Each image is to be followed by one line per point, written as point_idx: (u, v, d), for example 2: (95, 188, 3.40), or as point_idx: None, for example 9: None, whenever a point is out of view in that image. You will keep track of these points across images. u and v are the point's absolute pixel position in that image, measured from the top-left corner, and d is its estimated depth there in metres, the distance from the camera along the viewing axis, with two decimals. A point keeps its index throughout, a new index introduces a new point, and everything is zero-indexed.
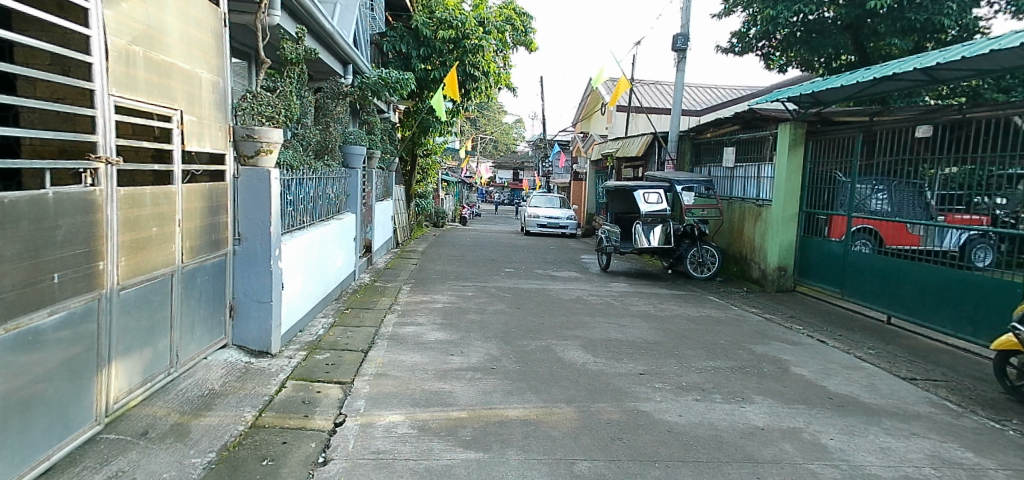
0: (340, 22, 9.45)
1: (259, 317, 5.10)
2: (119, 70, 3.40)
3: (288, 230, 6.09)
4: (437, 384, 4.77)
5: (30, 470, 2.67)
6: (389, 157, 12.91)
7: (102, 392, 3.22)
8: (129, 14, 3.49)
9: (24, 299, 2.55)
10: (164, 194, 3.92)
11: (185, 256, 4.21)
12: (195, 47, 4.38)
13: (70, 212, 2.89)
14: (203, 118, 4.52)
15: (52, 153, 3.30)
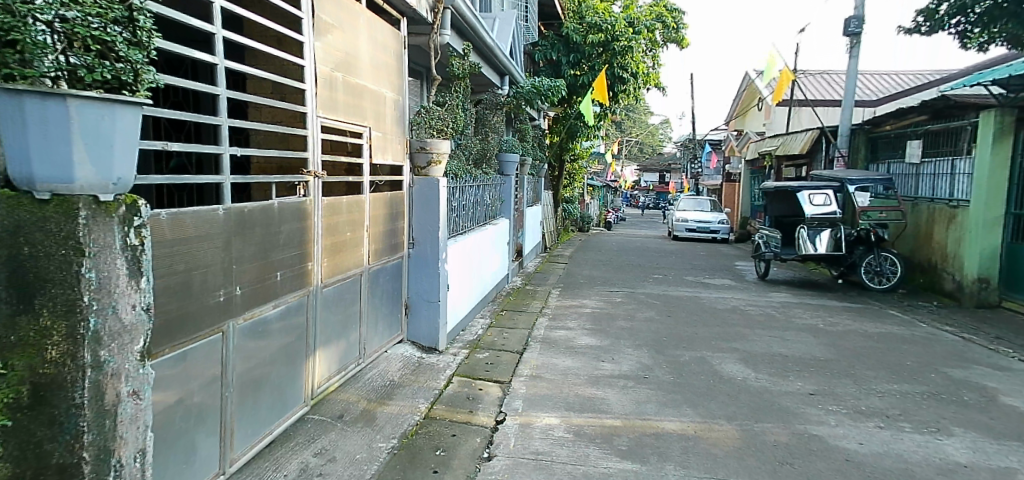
0: (498, 35, 9.83)
1: (429, 316, 5.49)
2: (325, 95, 3.88)
3: (453, 234, 6.48)
4: (589, 390, 4.75)
5: (260, 441, 3.11)
6: (539, 164, 13.17)
7: (310, 377, 3.67)
8: (333, 45, 3.96)
9: (257, 294, 2.99)
10: (356, 203, 4.39)
11: (371, 259, 4.66)
12: (382, 69, 4.85)
13: (288, 219, 3.33)
14: (387, 133, 4.97)
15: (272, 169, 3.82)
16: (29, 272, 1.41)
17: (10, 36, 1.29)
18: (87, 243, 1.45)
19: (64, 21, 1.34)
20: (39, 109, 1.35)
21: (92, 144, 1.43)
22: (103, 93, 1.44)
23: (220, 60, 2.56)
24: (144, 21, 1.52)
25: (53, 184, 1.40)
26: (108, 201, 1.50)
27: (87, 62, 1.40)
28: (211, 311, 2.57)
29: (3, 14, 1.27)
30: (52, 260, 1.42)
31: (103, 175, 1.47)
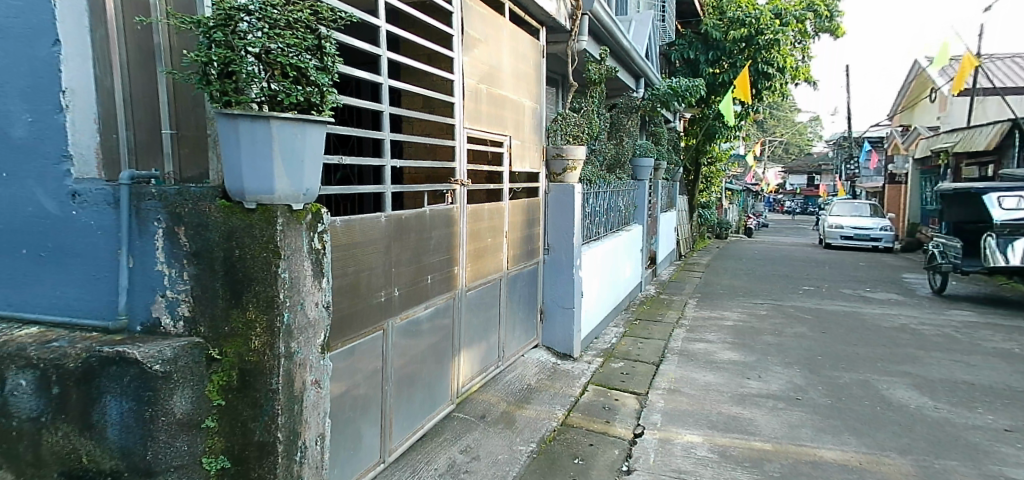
0: (634, 37, 9.62)
1: (564, 322, 5.49)
2: (471, 106, 4.05)
3: (586, 240, 6.44)
4: (734, 409, 4.46)
5: (412, 434, 3.30)
6: (674, 168, 12.67)
7: (455, 376, 3.83)
8: (478, 58, 4.13)
9: (412, 295, 3.19)
10: (497, 209, 4.52)
11: (509, 263, 4.77)
12: (522, 78, 4.96)
13: (437, 226, 3.51)
14: (525, 141, 5.06)
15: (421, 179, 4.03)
16: (238, 271, 1.60)
17: (227, 69, 1.50)
18: (282, 247, 1.61)
19: (268, 52, 1.51)
20: (249, 130, 1.54)
21: (287, 160, 1.61)
22: (296, 114, 1.61)
23: (385, 79, 2.75)
24: (329, 47, 1.65)
25: (258, 196, 1.59)
26: (298, 209, 1.68)
27: (284, 88, 1.57)
28: (373, 310, 2.79)
29: (224, 49, 1.48)
30: (255, 261, 1.60)
31: (295, 187, 1.65)
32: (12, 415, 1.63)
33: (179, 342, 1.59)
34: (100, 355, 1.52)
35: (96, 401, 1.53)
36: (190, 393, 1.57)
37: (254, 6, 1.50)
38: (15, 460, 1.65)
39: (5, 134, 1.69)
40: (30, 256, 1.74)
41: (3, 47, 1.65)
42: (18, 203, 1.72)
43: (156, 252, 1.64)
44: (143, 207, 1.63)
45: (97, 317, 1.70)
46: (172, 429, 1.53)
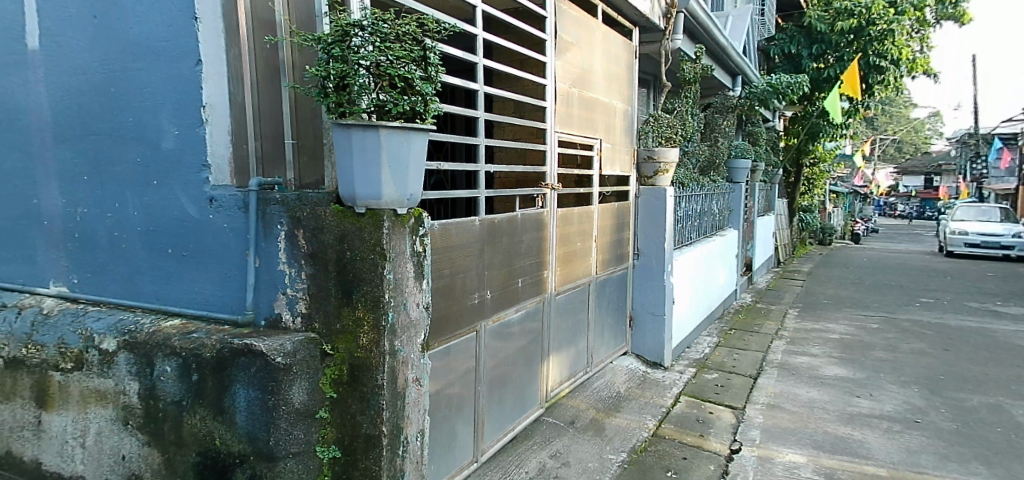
0: (731, 34, 9.20)
1: (654, 329, 5.34)
2: (563, 110, 4.04)
3: (678, 245, 6.24)
4: (843, 429, 4.14)
5: (503, 435, 3.34)
6: (772, 170, 11.98)
7: (545, 380, 3.85)
8: (571, 61, 4.12)
9: (503, 297, 3.23)
10: (586, 213, 4.48)
11: (598, 268, 4.71)
12: (614, 80, 4.89)
13: (528, 229, 3.53)
14: (616, 144, 4.98)
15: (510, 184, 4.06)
16: (349, 272, 1.70)
17: (342, 82, 1.60)
18: (388, 250, 1.68)
19: (378, 64, 1.59)
20: (360, 138, 1.63)
21: (393, 167, 1.67)
22: (402, 123, 1.67)
23: (482, 86, 2.78)
24: (434, 57, 1.69)
25: (368, 201, 1.67)
26: (403, 213, 1.73)
27: (392, 98, 1.64)
28: (467, 312, 2.85)
29: (339, 63, 1.58)
30: (364, 262, 1.69)
31: (400, 192, 1.70)
32: (161, 398, 1.84)
33: (297, 337, 1.71)
34: (231, 347, 1.68)
35: (228, 388, 1.70)
36: (306, 384, 1.69)
37: (366, 21, 1.58)
38: (160, 439, 1.85)
39: (157, 146, 1.90)
40: (173, 255, 1.94)
41: (155, 69, 1.85)
42: (164, 208, 1.93)
43: (278, 253, 1.77)
44: (268, 211, 1.76)
45: (228, 311, 1.87)
46: (291, 417, 1.65)
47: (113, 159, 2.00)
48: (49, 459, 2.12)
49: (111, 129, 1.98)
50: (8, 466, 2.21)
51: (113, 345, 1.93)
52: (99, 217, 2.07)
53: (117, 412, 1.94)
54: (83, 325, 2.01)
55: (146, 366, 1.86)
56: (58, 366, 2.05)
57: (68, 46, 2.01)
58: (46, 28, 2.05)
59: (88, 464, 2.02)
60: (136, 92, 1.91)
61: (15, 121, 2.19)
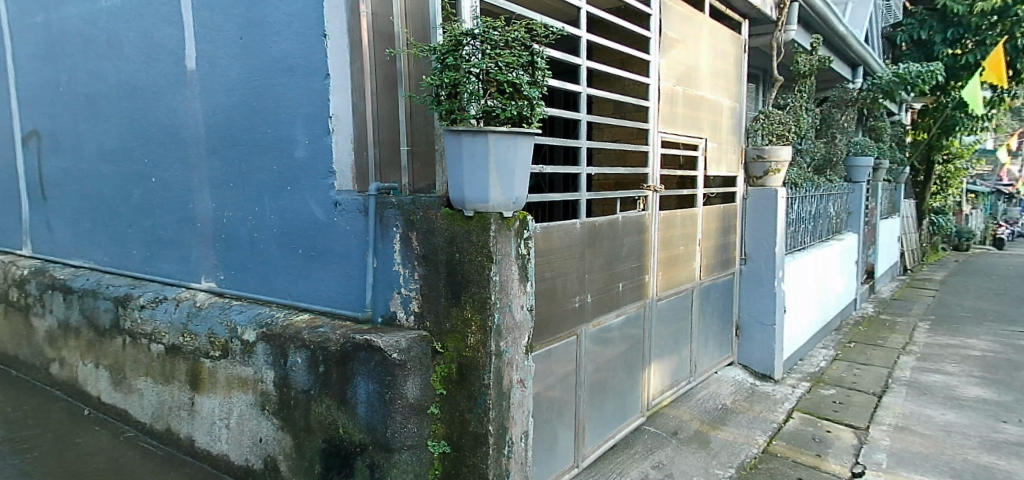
0: (851, 21, 8.49)
1: (763, 340, 5.00)
2: (667, 109, 3.91)
3: (789, 250, 5.84)
4: (987, 458, 3.69)
5: (603, 442, 3.30)
6: (898, 169, 10.89)
7: (646, 388, 3.75)
8: (676, 59, 3.98)
9: (604, 302, 3.19)
10: (690, 216, 4.29)
11: (703, 273, 4.51)
12: (721, 77, 4.68)
13: (630, 232, 3.45)
14: (723, 144, 4.75)
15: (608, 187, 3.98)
16: (459, 273, 1.75)
17: (454, 90, 1.65)
18: (494, 252, 1.70)
19: (487, 71, 1.63)
20: (470, 143, 1.66)
21: (501, 170, 1.68)
22: (509, 127, 1.67)
23: (585, 88, 2.74)
24: (541, 62, 1.70)
25: (476, 205, 1.70)
26: (509, 216, 1.74)
27: (501, 103, 1.66)
28: (568, 315, 2.85)
29: (451, 72, 1.63)
30: (472, 265, 1.72)
31: (507, 195, 1.71)
32: (292, 386, 2.00)
33: (411, 334, 1.79)
34: (352, 342, 1.80)
35: (351, 381, 1.82)
36: (419, 380, 1.77)
37: (478, 30, 1.63)
38: (292, 424, 2.01)
39: (291, 155, 2.08)
40: (303, 255, 2.10)
41: (290, 85, 2.03)
42: (295, 212, 2.10)
43: (394, 254, 1.86)
44: (385, 214, 1.87)
45: (350, 308, 2.00)
46: (405, 411, 1.74)
47: (253, 167, 2.21)
48: (200, 437, 2.37)
49: (252, 140, 2.19)
50: (168, 441, 2.50)
51: (253, 336, 2.12)
52: (241, 220, 2.29)
53: (255, 398, 2.13)
54: (228, 316, 2.24)
55: (280, 357, 2.03)
56: (208, 354, 2.29)
57: (217, 67, 2.25)
58: (200, 51, 2.30)
59: (232, 445, 2.24)
60: (273, 106, 2.10)
61: (175, 136, 2.47)
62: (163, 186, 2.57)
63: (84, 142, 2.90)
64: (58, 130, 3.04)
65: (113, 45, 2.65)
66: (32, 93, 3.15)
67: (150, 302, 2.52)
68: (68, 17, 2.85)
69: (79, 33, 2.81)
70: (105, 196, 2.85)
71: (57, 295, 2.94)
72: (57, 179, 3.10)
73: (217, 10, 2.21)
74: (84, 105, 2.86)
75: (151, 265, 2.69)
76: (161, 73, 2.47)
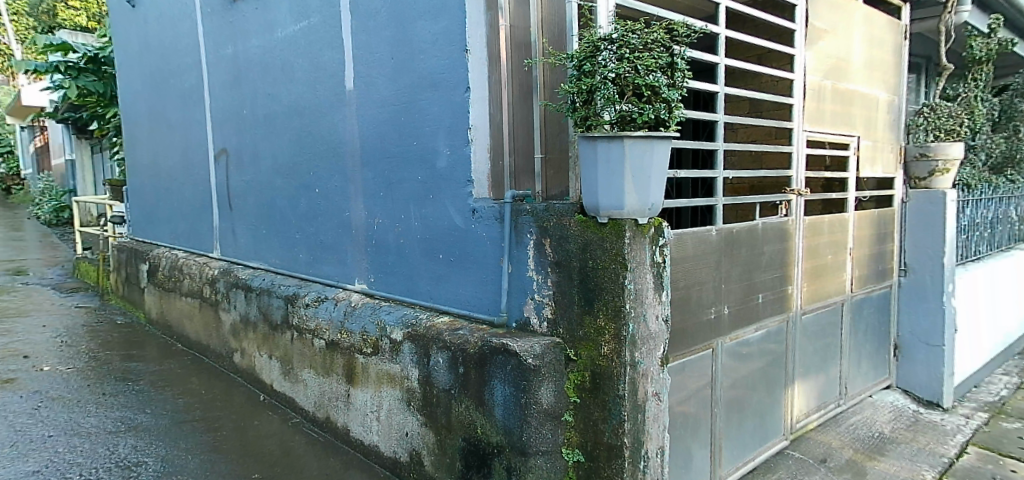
0: None
1: (929, 362, 4.40)
2: (814, 106, 3.56)
3: (961, 261, 5.10)
4: None
5: (741, 465, 3.09)
6: None
7: (789, 410, 3.47)
8: (825, 50, 3.62)
9: (742, 314, 3.00)
10: (839, 222, 3.88)
11: (855, 285, 4.08)
12: (877, 68, 4.20)
13: (771, 240, 3.21)
14: (878, 141, 4.26)
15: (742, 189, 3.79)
16: (592, 281, 1.73)
17: (589, 96, 1.64)
18: (629, 260, 1.65)
19: (623, 75, 1.58)
20: (605, 149, 1.62)
21: (637, 176, 1.62)
22: (646, 132, 1.61)
23: (722, 87, 2.57)
24: (681, 62, 1.62)
25: (611, 211, 1.66)
26: (643, 223, 1.68)
27: (638, 107, 1.60)
28: (704, 327, 2.71)
29: (588, 78, 1.62)
30: (606, 273, 1.69)
31: (642, 201, 1.65)
32: (434, 385, 2.10)
33: (544, 340, 1.81)
34: (490, 345, 1.86)
35: (488, 383, 1.88)
36: (554, 387, 1.78)
37: (616, 34, 1.60)
38: (434, 421, 2.12)
39: (434, 165, 2.20)
40: (444, 260, 2.21)
41: (434, 98, 2.15)
42: (437, 219, 2.21)
43: (528, 261, 1.89)
44: (519, 221, 1.91)
45: (487, 312, 2.07)
46: (540, 417, 1.76)
47: (401, 178, 2.36)
48: (354, 427, 2.57)
49: (399, 152, 2.35)
50: (328, 429, 2.75)
51: (400, 335, 2.26)
52: (389, 226, 2.47)
53: (401, 394, 2.28)
54: (379, 316, 2.41)
55: (423, 356, 2.14)
56: (361, 350, 2.48)
57: (372, 85, 2.44)
58: (357, 71, 2.51)
59: (381, 436, 2.41)
60: (419, 120, 2.23)
61: (334, 150, 2.72)
62: (323, 195, 2.84)
63: (261, 158, 3.29)
64: (240, 148, 3.48)
65: (285, 71, 2.99)
66: (222, 117, 3.63)
67: (314, 301, 2.79)
68: (250, 49, 3.26)
69: (259, 63, 3.21)
70: (276, 204, 3.21)
71: (239, 293, 3.36)
72: (240, 192, 3.54)
73: (373, 34, 2.40)
74: (262, 125, 3.24)
75: (313, 267, 2.98)
76: (324, 93, 2.73)
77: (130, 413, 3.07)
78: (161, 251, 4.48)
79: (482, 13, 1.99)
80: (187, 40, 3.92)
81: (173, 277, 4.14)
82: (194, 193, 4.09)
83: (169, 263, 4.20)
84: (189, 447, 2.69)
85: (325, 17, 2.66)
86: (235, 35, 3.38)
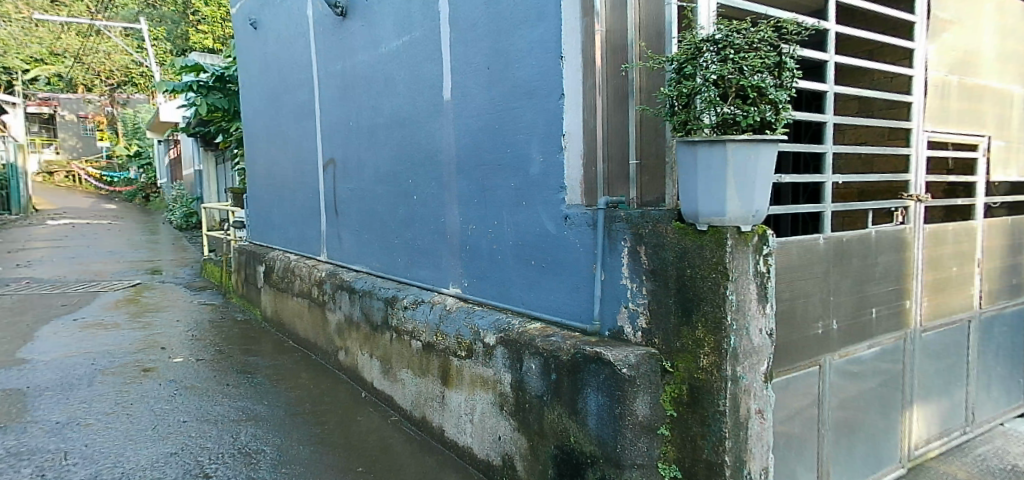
0: None
1: None
2: (938, 104, 3.23)
3: None
4: None
5: None
6: None
7: (907, 435, 3.17)
8: (950, 43, 3.29)
9: (853, 330, 2.78)
10: (966, 230, 3.51)
11: (985, 301, 3.67)
12: (1011, 60, 3.77)
13: (887, 250, 2.96)
14: (1013, 142, 3.82)
15: (851, 195, 3.55)
16: (690, 291, 1.67)
17: (689, 99, 1.59)
18: (730, 269, 1.58)
19: (726, 77, 1.52)
20: (706, 154, 1.56)
21: (739, 182, 1.55)
22: (750, 135, 1.54)
23: (832, 86, 2.40)
24: (790, 62, 1.54)
25: (711, 218, 1.59)
26: (746, 231, 1.60)
27: (741, 110, 1.54)
28: (811, 343, 2.54)
29: (689, 81, 1.57)
30: (705, 282, 1.63)
31: (745, 208, 1.57)
32: (527, 391, 2.11)
33: (640, 351, 1.76)
34: (583, 353, 1.84)
35: (581, 392, 1.86)
36: (649, 399, 1.73)
37: (719, 35, 1.54)
38: (527, 427, 2.13)
39: (527, 172, 2.22)
40: (536, 266, 2.23)
41: (529, 105, 2.17)
42: (530, 226, 2.23)
43: (622, 268, 1.86)
44: (613, 228, 1.88)
45: (579, 320, 2.05)
46: (636, 430, 1.72)
47: (494, 184, 2.40)
48: (449, 428, 2.64)
49: (493, 159, 2.39)
50: (424, 428, 2.84)
51: (493, 340, 2.30)
52: (483, 232, 2.51)
53: (494, 398, 2.31)
54: (472, 320, 2.46)
55: (516, 361, 2.16)
56: (456, 353, 2.54)
57: (468, 95, 2.50)
58: (455, 82, 2.58)
59: (475, 438, 2.45)
60: (514, 129, 2.27)
61: (431, 159, 2.81)
62: (421, 202, 2.94)
63: (364, 167, 3.46)
64: (346, 157, 3.68)
65: (388, 83, 3.13)
66: (330, 129, 3.87)
67: (411, 303, 2.89)
68: (356, 65, 3.45)
69: (364, 77, 3.39)
70: (377, 211, 3.37)
71: (343, 294, 3.55)
72: (344, 198, 3.75)
73: (470, 46, 2.47)
74: (365, 136, 3.42)
75: (410, 271, 3.10)
76: (423, 104, 2.84)
77: (249, 403, 3.32)
78: (275, 254, 4.83)
79: (577, 19, 1.99)
80: (301, 59, 4.22)
81: (286, 278, 4.46)
82: (305, 200, 4.38)
83: (282, 265, 4.52)
84: (299, 438, 2.87)
85: (425, 31, 2.77)
86: (343, 52, 3.59)
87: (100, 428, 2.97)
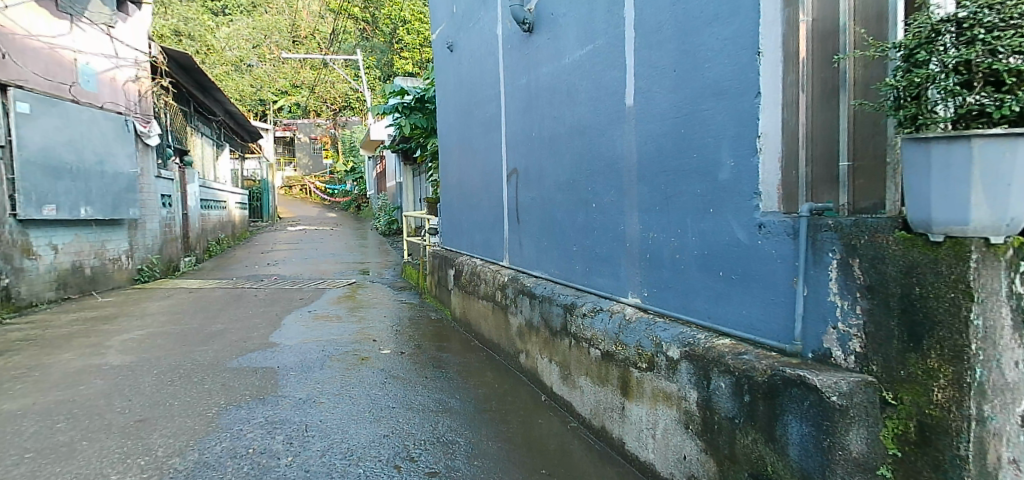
0: None
1: None
2: None
3: None
4: None
5: None
6: None
7: None
8: None
9: None
10: None
11: None
12: None
13: None
14: None
15: None
16: (918, 311, 1.44)
17: (921, 90, 1.38)
18: (975, 287, 1.34)
19: (972, 60, 1.29)
20: (943, 153, 1.35)
21: (989, 184, 1.31)
22: (1007, 127, 1.28)
23: None
24: None
25: (948, 227, 1.36)
26: (999, 243, 1.33)
27: (993, 99, 1.29)
28: None
29: (920, 69, 1.36)
30: (940, 303, 1.39)
31: (999, 214, 1.31)
32: (715, 410, 1.99)
33: (853, 377, 1.57)
34: (782, 375, 1.70)
35: (779, 417, 1.71)
36: (865, 433, 1.53)
37: (964, 13, 1.31)
38: (716, 449, 2.00)
39: (715, 178, 2.11)
40: (724, 277, 2.10)
41: (720, 108, 2.06)
42: (718, 234, 2.11)
43: (830, 283, 1.67)
44: (819, 238, 1.69)
45: (776, 338, 1.89)
46: (848, 466, 1.54)
47: (678, 191, 2.32)
48: (630, 441, 2.59)
49: (678, 165, 2.31)
50: (604, 437, 2.82)
51: (677, 353, 2.21)
52: (664, 241, 2.44)
53: (678, 414, 2.21)
54: (654, 332, 2.40)
55: (703, 378, 2.05)
56: (637, 364, 2.49)
57: (653, 99, 2.45)
58: (638, 87, 2.55)
59: (658, 455, 2.38)
60: (702, 132, 2.16)
61: (612, 167, 2.80)
62: (600, 209, 2.94)
63: (545, 176, 3.57)
64: (528, 167, 3.83)
65: (570, 93, 3.20)
66: (514, 139, 4.06)
67: (590, 311, 2.90)
68: (541, 77, 3.58)
69: (547, 89, 3.49)
70: (556, 218, 3.45)
71: (524, 298, 3.69)
72: (526, 205, 3.90)
73: (657, 49, 2.41)
74: (547, 145, 3.52)
75: (589, 278, 3.12)
76: (605, 112, 2.84)
77: (444, 396, 3.60)
78: (464, 259, 5.19)
79: (779, 11, 1.86)
80: (490, 75, 4.49)
81: (473, 281, 4.75)
82: (490, 208, 4.65)
83: (470, 269, 4.84)
84: (488, 434, 3.03)
85: (610, 38, 2.77)
86: (530, 66, 3.74)
87: (330, 406, 3.44)
